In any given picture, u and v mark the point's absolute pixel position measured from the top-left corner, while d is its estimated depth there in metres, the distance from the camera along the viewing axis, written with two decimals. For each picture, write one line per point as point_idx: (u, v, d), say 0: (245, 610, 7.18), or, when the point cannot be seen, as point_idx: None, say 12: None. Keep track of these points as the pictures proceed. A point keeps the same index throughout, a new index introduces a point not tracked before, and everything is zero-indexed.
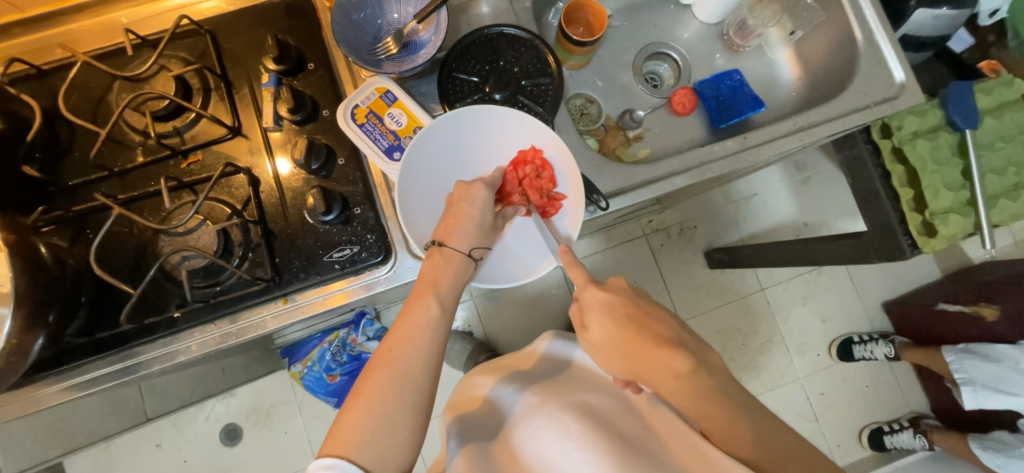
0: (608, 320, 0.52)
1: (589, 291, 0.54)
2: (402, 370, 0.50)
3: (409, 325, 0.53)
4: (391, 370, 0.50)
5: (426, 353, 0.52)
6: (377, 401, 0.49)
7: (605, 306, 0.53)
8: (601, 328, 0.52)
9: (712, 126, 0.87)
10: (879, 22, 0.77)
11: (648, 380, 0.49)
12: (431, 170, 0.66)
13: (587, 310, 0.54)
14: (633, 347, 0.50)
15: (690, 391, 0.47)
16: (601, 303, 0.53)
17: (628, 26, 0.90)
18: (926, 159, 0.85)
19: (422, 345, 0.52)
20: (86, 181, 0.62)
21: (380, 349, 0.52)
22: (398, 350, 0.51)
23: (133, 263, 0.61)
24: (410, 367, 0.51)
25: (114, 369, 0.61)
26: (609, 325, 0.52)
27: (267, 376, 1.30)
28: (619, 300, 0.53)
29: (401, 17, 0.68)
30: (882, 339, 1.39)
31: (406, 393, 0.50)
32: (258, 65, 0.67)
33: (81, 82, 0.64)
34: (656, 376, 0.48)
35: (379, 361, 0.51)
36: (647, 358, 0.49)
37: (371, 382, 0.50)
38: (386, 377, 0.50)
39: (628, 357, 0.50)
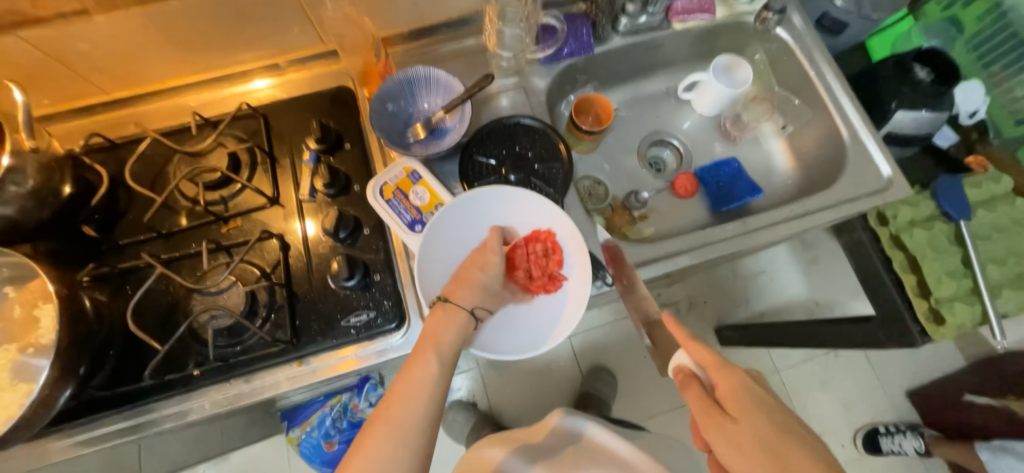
0: (765, 415, 0.53)
1: (736, 379, 0.57)
2: (401, 425, 0.54)
3: (411, 380, 0.57)
4: (392, 424, 0.54)
5: (424, 408, 0.56)
6: (376, 454, 0.52)
7: (753, 401, 0.55)
8: (750, 421, 0.53)
9: (714, 209, 0.93)
10: (862, 122, 0.85)
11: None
12: (448, 242, 0.71)
13: (741, 396, 0.55)
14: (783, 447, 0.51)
15: None
16: (753, 397, 0.55)
17: (633, 117, 1.00)
18: (924, 246, 0.87)
19: (420, 401, 0.56)
20: (134, 241, 0.67)
21: (382, 404, 0.56)
22: (397, 406, 0.55)
23: (163, 319, 0.65)
24: (409, 423, 0.54)
25: (126, 425, 0.62)
26: (764, 420, 0.53)
27: (265, 440, 1.27)
28: (763, 397, 0.55)
29: (430, 107, 0.77)
30: (911, 431, 1.32)
31: (403, 449, 0.53)
32: (301, 144, 0.75)
33: (147, 154, 0.72)
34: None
35: (381, 416, 0.55)
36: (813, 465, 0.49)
37: (371, 435, 0.53)
38: (386, 432, 0.53)
39: (776, 451, 0.51)
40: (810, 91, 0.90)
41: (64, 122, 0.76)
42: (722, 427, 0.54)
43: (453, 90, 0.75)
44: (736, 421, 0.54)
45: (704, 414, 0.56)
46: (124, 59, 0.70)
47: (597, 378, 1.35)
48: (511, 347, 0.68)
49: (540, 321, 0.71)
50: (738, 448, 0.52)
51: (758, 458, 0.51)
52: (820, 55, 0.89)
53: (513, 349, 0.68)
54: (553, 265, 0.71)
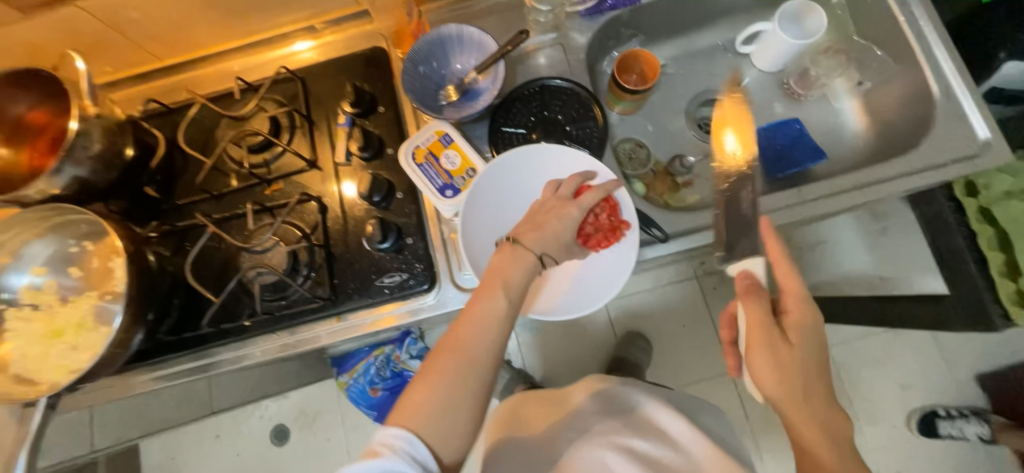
0: (760, 334, 0.58)
1: (751, 301, 0.59)
2: (468, 356, 0.53)
3: (477, 314, 0.55)
4: (459, 357, 0.53)
5: (491, 340, 0.54)
6: (444, 384, 0.51)
7: (816, 340, 0.58)
8: (806, 350, 0.57)
9: (768, 175, 0.84)
10: (958, 78, 0.72)
11: (779, 394, 0.57)
12: (507, 192, 0.70)
13: (751, 322, 0.59)
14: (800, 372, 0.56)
15: (809, 418, 0.56)
16: (759, 319, 0.58)
17: (682, 73, 0.92)
18: (1022, 222, 0.76)
19: (485, 334, 0.54)
20: (190, 201, 0.72)
21: (449, 334, 0.55)
22: (464, 337, 0.54)
23: (218, 274, 0.70)
24: (477, 356, 0.53)
25: (194, 365, 0.70)
26: (812, 345, 0.58)
27: (318, 383, 1.39)
28: (773, 321, 0.59)
29: (463, 67, 0.74)
30: (975, 416, 1.23)
31: (470, 378, 0.52)
32: (336, 107, 0.76)
33: (197, 118, 0.76)
34: (785, 394, 0.56)
35: (447, 346, 0.53)
36: (778, 377, 0.56)
37: (438, 365, 0.52)
38: (454, 362, 0.52)
39: (765, 375, 0.57)
40: (896, 40, 0.77)
41: (124, 88, 0.81)
42: (772, 351, 0.57)
43: (486, 49, 0.72)
44: (790, 346, 0.57)
45: (753, 340, 0.58)
46: (173, 27, 0.73)
47: (632, 344, 1.35)
48: (566, 305, 0.67)
49: (589, 284, 0.68)
50: (764, 341, 0.58)
51: (777, 371, 0.57)
52: None
53: (567, 307, 0.67)
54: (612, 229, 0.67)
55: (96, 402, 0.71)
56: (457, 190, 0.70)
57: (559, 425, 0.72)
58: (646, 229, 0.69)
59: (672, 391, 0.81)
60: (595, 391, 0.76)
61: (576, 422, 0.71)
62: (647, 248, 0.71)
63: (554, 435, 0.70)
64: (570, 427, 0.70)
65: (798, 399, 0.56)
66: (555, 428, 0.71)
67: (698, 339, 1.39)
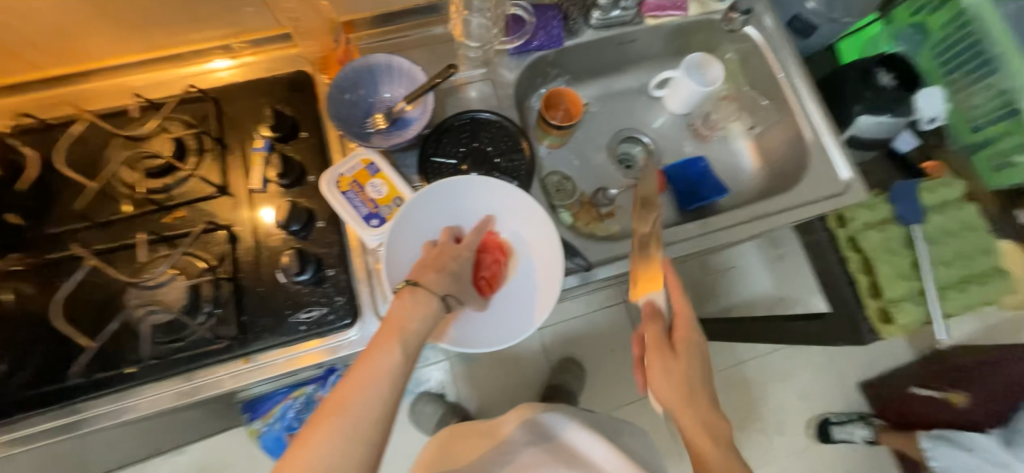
0: (659, 360, 0.63)
1: (650, 325, 0.66)
2: (353, 419, 0.49)
3: (367, 369, 0.52)
4: (342, 419, 0.49)
5: (382, 397, 0.51)
6: (322, 450, 0.47)
7: (698, 354, 0.64)
8: (688, 360, 0.63)
9: (680, 207, 0.92)
10: (826, 128, 0.86)
11: (672, 400, 0.62)
12: (425, 224, 0.70)
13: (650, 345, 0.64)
14: (687, 390, 0.62)
15: (700, 426, 0.62)
16: (654, 339, 0.65)
17: (605, 112, 0.99)
18: (878, 249, 0.90)
19: (376, 391, 0.51)
20: (67, 230, 0.63)
21: (333, 394, 0.51)
22: (352, 396, 0.50)
23: (97, 314, 0.61)
24: (364, 416, 0.50)
25: (57, 424, 0.59)
26: (699, 360, 0.64)
27: (225, 432, 1.24)
28: (663, 344, 0.65)
29: (392, 97, 0.74)
30: (861, 420, 1.40)
31: (354, 441, 0.48)
32: (253, 131, 0.71)
33: (83, 136, 0.67)
34: (678, 406, 0.62)
35: (330, 407, 0.49)
36: (674, 392, 0.62)
37: (318, 430, 0.48)
38: (336, 426, 0.48)
39: (659, 384, 0.63)
40: (777, 93, 0.90)
41: None
42: (668, 364, 0.63)
43: (416, 80, 0.72)
44: (675, 357, 0.63)
45: (650, 356, 0.64)
46: (55, 34, 0.65)
47: (565, 369, 1.37)
48: (488, 337, 0.67)
49: (510, 317, 0.69)
50: (665, 369, 0.63)
51: (673, 387, 0.62)
52: (789, 59, 0.90)
53: (488, 338, 0.66)
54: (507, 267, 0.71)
55: None
56: (383, 220, 0.68)
57: (487, 458, 0.71)
58: (571, 258, 0.73)
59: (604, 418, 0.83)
60: (525, 423, 0.74)
61: (510, 460, 0.70)
62: (573, 275, 0.73)
63: (482, 470, 0.69)
64: (498, 461, 0.70)
65: (687, 404, 0.62)
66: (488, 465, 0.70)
67: (627, 362, 1.44)
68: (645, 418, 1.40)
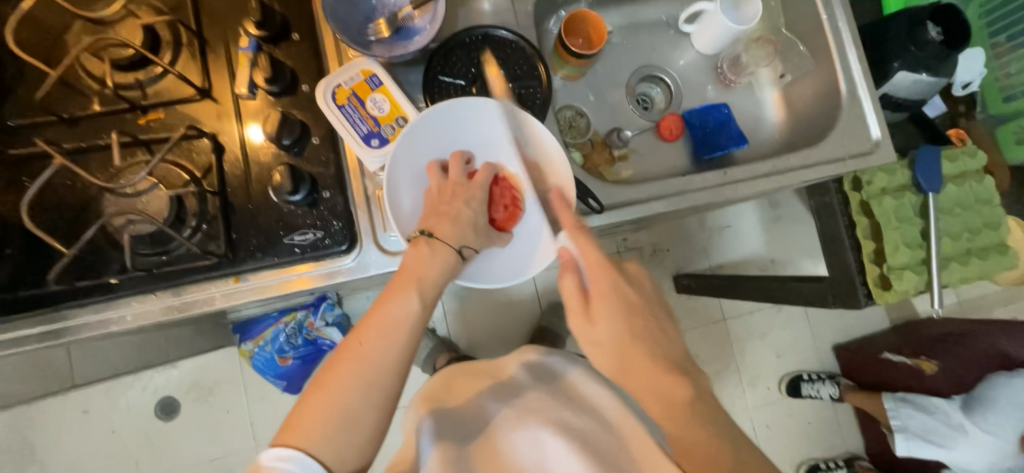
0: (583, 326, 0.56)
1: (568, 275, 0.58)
2: (373, 365, 0.48)
3: (386, 318, 0.50)
4: (360, 363, 0.48)
5: (401, 347, 0.50)
6: (340, 393, 0.47)
7: (621, 308, 0.55)
8: (609, 326, 0.55)
9: (696, 156, 0.88)
10: (863, 79, 0.80)
11: (611, 369, 0.55)
12: (431, 152, 0.64)
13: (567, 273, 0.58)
14: (616, 344, 0.55)
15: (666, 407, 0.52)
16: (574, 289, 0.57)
17: (627, 44, 0.91)
18: (890, 215, 0.88)
19: (396, 341, 0.50)
20: (29, 124, 0.56)
21: (351, 340, 0.49)
22: (370, 343, 0.49)
23: (70, 220, 0.56)
24: (383, 363, 0.49)
25: (38, 331, 0.57)
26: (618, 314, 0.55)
27: (213, 352, 1.24)
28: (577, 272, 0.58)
29: (397, 1, 0.65)
30: (830, 379, 1.46)
31: (373, 389, 0.48)
32: (238, 27, 0.63)
33: (38, 16, 0.58)
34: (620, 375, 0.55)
35: (347, 352, 0.49)
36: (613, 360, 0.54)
37: (336, 373, 0.48)
38: (356, 371, 0.48)
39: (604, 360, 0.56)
40: (818, 37, 0.83)
41: None
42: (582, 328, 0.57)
43: None
44: (590, 323, 0.56)
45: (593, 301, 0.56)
46: None
47: (555, 314, 1.38)
48: (499, 276, 0.63)
49: (518, 254, 0.66)
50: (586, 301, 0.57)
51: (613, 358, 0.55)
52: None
53: (499, 277, 0.63)
54: (515, 205, 0.66)
55: None
56: (384, 141, 0.62)
57: (489, 393, 0.70)
58: (583, 201, 0.69)
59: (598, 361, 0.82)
60: (527, 362, 0.76)
61: (509, 393, 0.70)
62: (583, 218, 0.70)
63: (484, 403, 0.68)
64: (502, 396, 0.69)
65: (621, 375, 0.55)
66: (487, 397, 0.70)
67: None
68: None
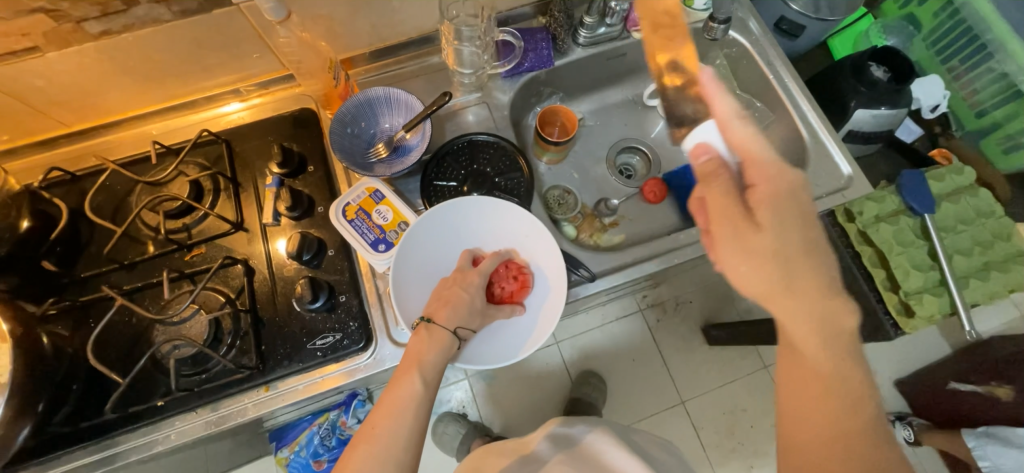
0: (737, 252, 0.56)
1: (713, 187, 0.59)
2: (384, 445, 0.55)
3: (392, 400, 0.57)
4: (373, 444, 0.55)
5: (408, 425, 0.56)
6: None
7: (797, 219, 0.55)
8: (775, 233, 0.55)
9: (683, 212, 0.93)
10: (821, 124, 0.86)
11: (762, 287, 0.55)
12: (435, 248, 0.72)
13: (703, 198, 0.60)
14: (777, 249, 0.54)
15: (819, 331, 0.54)
16: (725, 194, 0.58)
17: (601, 124, 1.01)
18: (890, 240, 0.89)
19: (403, 419, 0.56)
20: (97, 273, 0.67)
21: (366, 424, 0.57)
22: (381, 425, 0.56)
23: (126, 352, 0.64)
24: (393, 441, 0.55)
25: (94, 458, 0.62)
26: (786, 234, 0.55)
27: (253, 462, 1.26)
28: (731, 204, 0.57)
29: (392, 126, 0.77)
30: (898, 421, 1.37)
31: (387, 467, 0.54)
32: (264, 168, 0.75)
33: (109, 185, 0.72)
34: (767, 289, 0.55)
35: (363, 436, 0.56)
36: (757, 267, 0.55)
37: (354, 456, 0.54)
38: (370, 452, 0.54)
39: (749, 266, 0.55)
40: (770, 93, 0.91)
41: (25, 157, 0.75)
42: (744, 236, 0.56)
43: (413, 108, 0.76)
44: (758, 231, 0.55)
45: (716, 222, 0.58)
46: (81, 93, 0.70)
47: (585, 382, 1.35)
48: (499, 355, 0.67)
49: (520, 329, 0.70)
50: (749, 256, 0.55)
51: (766, 268, 0.54)
52: (778, 58, 0.91)
53: (497, 357, 0.67)
54: (523, 276, 0.72)
55: None
56: (389, 244, 0.71)
57: (514, 472, 0.71)
58: (574, 271, 0.73)
59: (619, 424, 0.83)
60: (549, 434, 0.76)
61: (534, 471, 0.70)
62: (579, 287, 0.74)
63: None
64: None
65: (778, 290, 0.54)
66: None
67: (646, 371, 1.43)
68: (670, 429, 1.38)
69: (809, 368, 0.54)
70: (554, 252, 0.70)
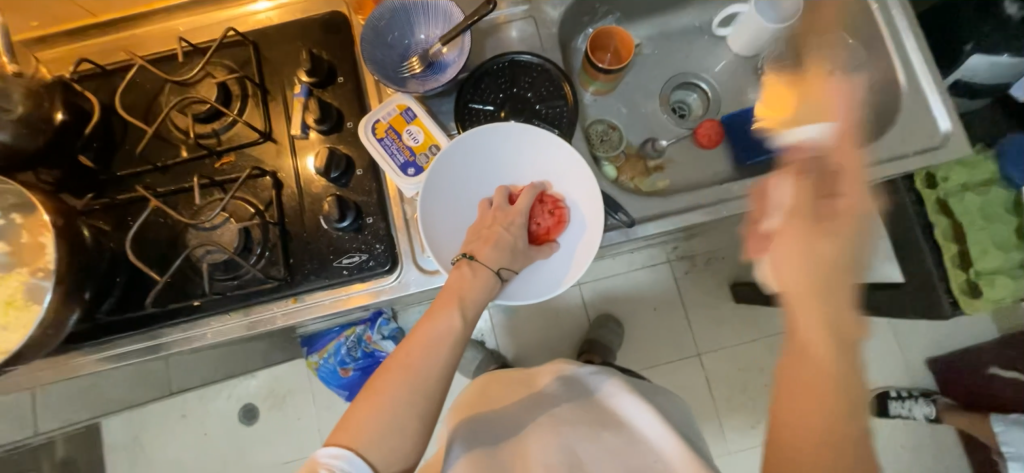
0: (792, 253, 0.53)
1: (821, 204, 0.54)
2: (418, 375, 0.52)
3: (430, 332, 0.55)
4: (408, 373, 0.52)
5: (444, 360, 0.54)
6: (388, 402, 0.51)
7: (827, 235, 0.53)
8: (813, 241, 0.53)
9: (738, 161, 0.85)
10: (925, 69, 0.73)
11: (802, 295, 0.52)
12: (470, 176, 0.68)
13: (805, 210, 0.55)
14: (816, 262, 0.52)
15: (835, 349, 0.49)
16: (832, 220, 0.53)
17: (658, 53, 0.90)
18: (973, 213, 0.79)
19: (440, 353, 0.54)
20: (132, 173, 0.67)
21: (399, 352, 0.54)
22: (416, 355, 0.53)
23: (164, 252, 0.66)
24: (427, 373, 0.53)
25: (141, 347, 0.66)
26: (833, 244, 0.53)
27: (286, 363, 1.36)
28: (841, 230, 0.53)
29: (428, 38, 0.71)
30: (923, 397, 1.28)
31: (418, 397, 0.51)
32: (293, 76, 0.71)
33: (139, 83, 0.70)
34: (817, 314, 0.51)
35: (395, 364, 0.53)
36: (818, 297, 0.51)
37: (386, 382, 0.52)
38: (403, 380, 0.52)
39: (796, 278, 0.53)
40: (868, 27, 0.77)
41: (55, 46, 0.73)
42: (791, 236, 0.54)
43: (452, 19, 0.68)
44: (823, 234, 0.53)
45: (793, 221, 0.55)
46: None
47: (604, 326, 1.36)
48: (536, 292, 0.65)
49: (557, 266, 0.67)
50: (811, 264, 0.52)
51: (801, 269, 0.52)
52: None
53: (534, 294, 0.65)
54: (559, 209, 0.68)
55: (26, 387, 0.66)
56: (419, 169, 0.67)
57: (524, 402, 0.73)
58: (612, 214, 0.68)
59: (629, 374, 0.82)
60: (561, 374, 0.76)
61: (541, 406, 0.71)
62: (614, 231, 0.69)
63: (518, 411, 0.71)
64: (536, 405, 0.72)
65: (814, 294, 0.51)
66: (522, 411, 0.72)
67: (668, 322, 1.41)
68: (683, 379, 1.39)
69: (823, 373, 0.48)
70: (591, 185, 0.65)
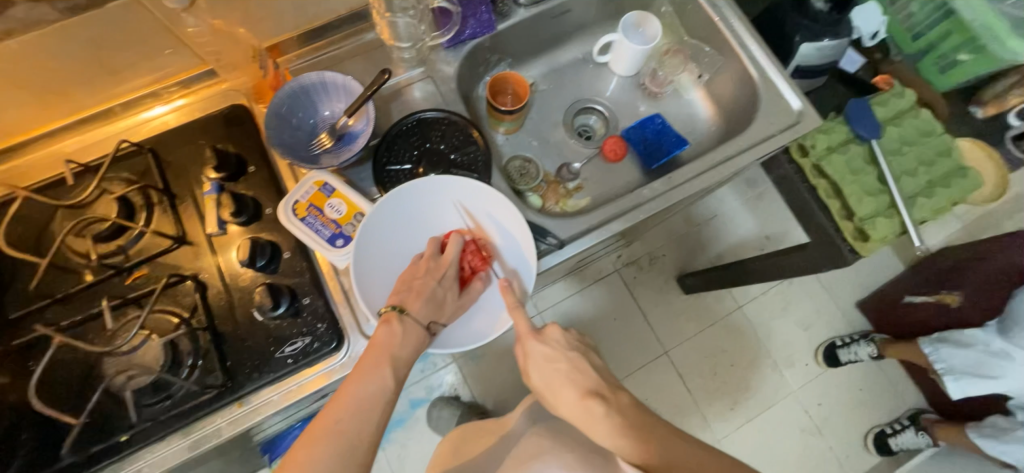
0: (545, 370, 0.62)
1: (531, 342, 0.63)
2: (351, 439, 0.50)
3: (363, 392, 0.53)
4: (338, 439, 0.50)
5: (376, 421, 0.53)
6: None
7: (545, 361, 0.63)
8: (544, 380, 0.62)
9: (645, 167, 0.93)
10: (769, 61, 0.86)
11: (577, 419, 0.57)
12: (397, 232, 0.69)
13: (529, 360, 0.64)
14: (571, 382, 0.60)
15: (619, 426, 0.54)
16: (543, 357, 0.63)
17: (554, 88, 0.98)
18: (843, 171, 0.92)
19: (373, 413, 0.53)
20: (27, 312, 0.61)
21: (326, 417, 0.51)
22: (348, 419, 0.51)
23: (78, 389, 0.60)
24: (360, 435, 0.51)
25: None
26: (550, 375, 0.62)
27: None
28: (557, 353, 0.63)
29: (333, 113, 0.72)
30: (863, 340, 1.41)
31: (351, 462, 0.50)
32: (200, 175, 0.69)
33: (24, 215, 0.65)
34: (582, 419, 0.57)
35: (324, 432, 0.50)
36: (575, 401, 0.58)
37: (314, 453, 0.49)
38: (334, 446, 0.50)
39: (561, 408, 0.60)
40: (717, 36, 0.90)
41: None
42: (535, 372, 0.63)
43: (352, 91, 0.71)
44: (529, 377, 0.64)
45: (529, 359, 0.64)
46: None
47: None
48: (469, 337, 0.66)
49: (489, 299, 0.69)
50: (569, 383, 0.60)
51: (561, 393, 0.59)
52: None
53: (467, 338, 0.66)
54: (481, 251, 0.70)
55: None
56: (347, 238, 0.67)
57: (491, 452, 0.74)
58: (542, 239, 0.72)
59: None
60: (522, 416, 0.77)
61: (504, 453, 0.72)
62: (548, 254, 0.73)
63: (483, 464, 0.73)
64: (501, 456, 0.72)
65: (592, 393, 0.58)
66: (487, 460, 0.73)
67: (630, 329, 1.46)
68: (656, 380, 1.42)
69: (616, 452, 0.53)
70: (521, 224, 0.68)
